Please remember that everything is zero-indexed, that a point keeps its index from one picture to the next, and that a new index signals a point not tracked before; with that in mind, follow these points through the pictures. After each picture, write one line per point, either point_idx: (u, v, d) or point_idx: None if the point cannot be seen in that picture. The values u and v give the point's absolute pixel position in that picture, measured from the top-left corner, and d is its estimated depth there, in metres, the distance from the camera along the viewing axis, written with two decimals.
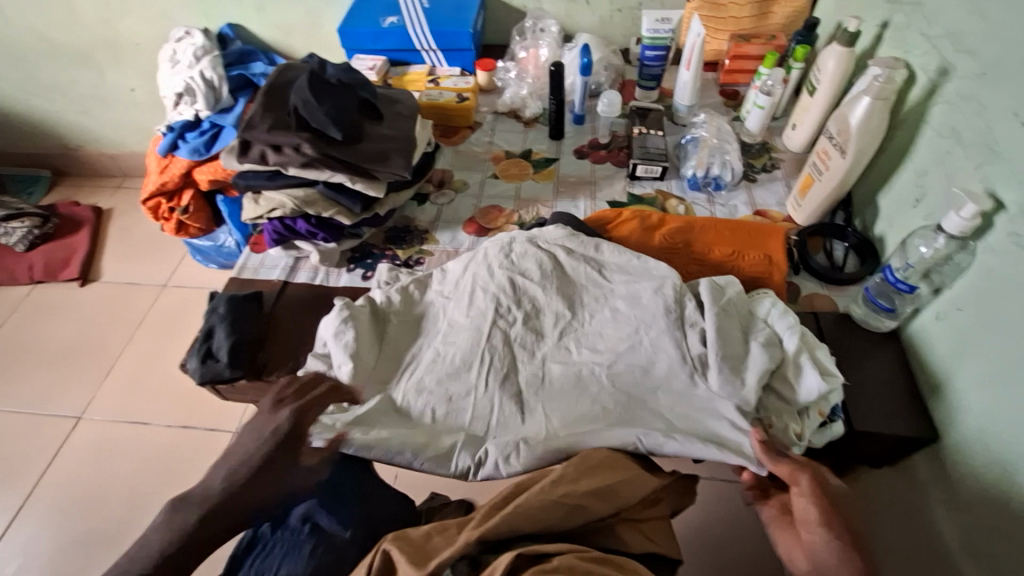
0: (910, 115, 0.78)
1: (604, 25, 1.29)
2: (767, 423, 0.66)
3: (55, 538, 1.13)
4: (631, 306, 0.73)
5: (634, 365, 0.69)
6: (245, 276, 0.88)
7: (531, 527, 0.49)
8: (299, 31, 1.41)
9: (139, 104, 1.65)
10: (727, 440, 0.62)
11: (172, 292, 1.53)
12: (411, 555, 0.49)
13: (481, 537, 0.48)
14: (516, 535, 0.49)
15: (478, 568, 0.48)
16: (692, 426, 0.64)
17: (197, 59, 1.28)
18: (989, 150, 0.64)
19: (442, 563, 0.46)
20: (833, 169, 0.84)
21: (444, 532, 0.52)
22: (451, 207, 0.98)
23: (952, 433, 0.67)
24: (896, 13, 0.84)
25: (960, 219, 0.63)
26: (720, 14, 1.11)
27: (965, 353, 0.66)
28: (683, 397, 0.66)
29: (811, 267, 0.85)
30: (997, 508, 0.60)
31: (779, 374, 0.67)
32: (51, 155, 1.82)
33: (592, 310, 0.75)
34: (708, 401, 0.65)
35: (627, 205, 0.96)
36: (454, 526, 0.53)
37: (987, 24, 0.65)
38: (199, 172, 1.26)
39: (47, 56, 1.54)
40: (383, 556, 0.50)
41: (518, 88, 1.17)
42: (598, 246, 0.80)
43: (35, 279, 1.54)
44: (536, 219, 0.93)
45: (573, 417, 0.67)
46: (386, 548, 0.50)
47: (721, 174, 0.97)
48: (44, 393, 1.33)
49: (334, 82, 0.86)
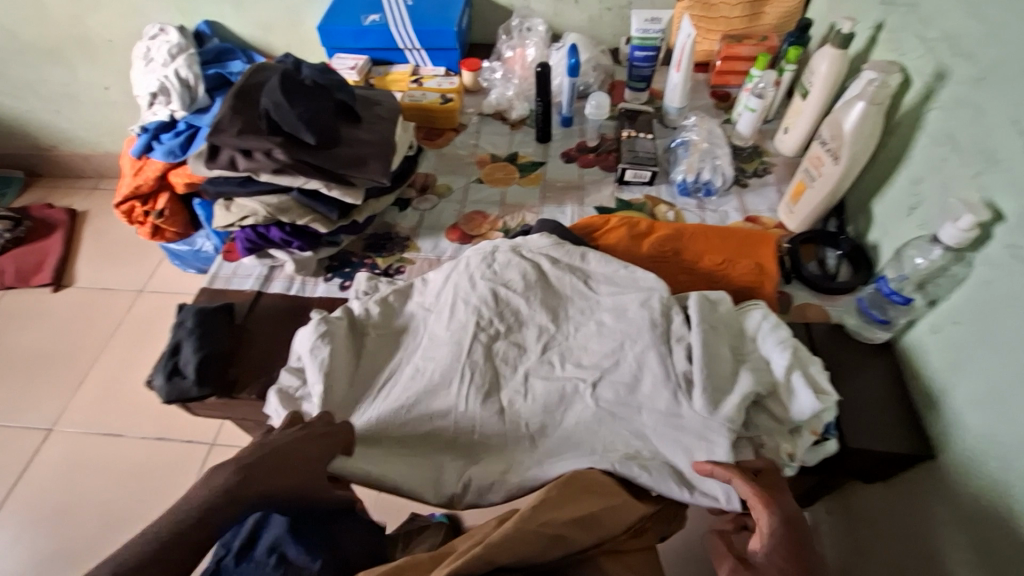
0: (905, 121, 0.76)
1: (593, 24, 1.26)
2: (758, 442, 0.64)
3: (23, 556, 1.08)
4: (617, 319, 0.71)
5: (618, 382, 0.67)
6: (217, 286, 0.84)
7: (507, 559, 0.45)
8: (280, 29, 1.36)
9: (114, 103, 1.60)
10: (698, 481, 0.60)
11: (149, 297, 1.48)
12: None
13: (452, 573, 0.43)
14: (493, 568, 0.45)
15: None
16: (670, 453, 0.62)
17: (173, 58, 1.23)
18: (986, 158, 0.62)
19: None
20: (826, 175, 0.81)
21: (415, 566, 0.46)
22: (434, 213, 0.94)
23: (948, 451, 0.65)
24: (891, 14, 0.82)
25: (957, 230, 0.61)
26: (711, 14, 1.08)
27: (962, 368, 0.64)
28: (664, 419, 0.63)
29: (803, 276, 0.83)
30: (994, 534, 0.57)
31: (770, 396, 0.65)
32: (24, 156, 1.76)
33: (577, 322, 0.72)
34: (690, 422, 0.63)
35: (615, 210, 0.93)
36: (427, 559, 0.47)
37: (985, 27, 0.63)
38: (175, 174, 1.22)
39: (16, 53, 1.48)
40: None
41: (504, 89, 1.14)
42: (585, 255, 0.77)
43: (6, 284, 1.49)
44: (521, 226, 0.90)
45: (555, 440, 0.65)
46: None
47: (712, 179, 0.94)
48: (13, 403, 1.28)
49: (309, 84, 0.83)
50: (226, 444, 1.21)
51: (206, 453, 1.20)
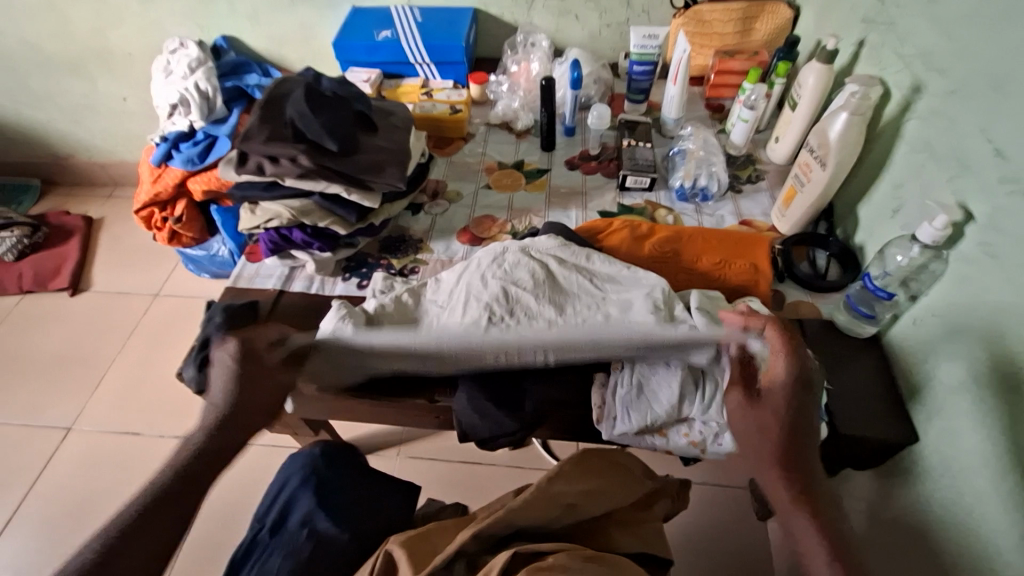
0: (886, 130, 0.82)
1: (593, 40, 1.32)
2: None
3: (43, 550, 1.11)
4: (624, 312, 0.72)
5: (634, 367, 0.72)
6: (241, 285, 0.89)
7: (524, 521, 0.50)
8: (294, 43, 1.43)
9: (131, 114, 1.66)
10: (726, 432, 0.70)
11: (164, 301, 1.53)
12: (414, 555, 0.49)
13: (477, 534, 0.48)
14: (510, 530, 0.49)
15: (475, 568, 0.48)
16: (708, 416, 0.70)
17: (192, 70, 1.29)
18: (958, 164, 0.67)
19: (443, 562, 0.47)
20: (815, 180, 0.87)
21: (442, 531, 0.52)
22: (445, 217, 0.99)
23: (930, 435, 0.69)
24: (872, 31, 0.88)
25: (933, 229, 0.66)
26: (705, 30, 1.15)
27: (942, 356, 0.69)
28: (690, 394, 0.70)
29: (796, 275, 0.88)
30: (971, 510, 0.62)
31: None
32: (42, 165, 1.81)
33: (583, 316, 0.73)
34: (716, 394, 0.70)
35: (616, 215, 0.99)
36: (452, 527, 0.54)
37: (955, 44, 0.68)
38: (193, 182, 1.27)
39: (39, 66, 1.54)
40: (385, 557, 0.50)
41: (510, 101, 1.20)
42: (589, 257, 0.81)
43: (25, 289, 1.53)
44: (528, 229, 0.95)
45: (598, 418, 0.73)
46: (388, 547, 0.50)
47: (708, 184, 1.00)
48: (33, 404, 1.32)
49: (330, 95, 0.89)
50: None
51: None
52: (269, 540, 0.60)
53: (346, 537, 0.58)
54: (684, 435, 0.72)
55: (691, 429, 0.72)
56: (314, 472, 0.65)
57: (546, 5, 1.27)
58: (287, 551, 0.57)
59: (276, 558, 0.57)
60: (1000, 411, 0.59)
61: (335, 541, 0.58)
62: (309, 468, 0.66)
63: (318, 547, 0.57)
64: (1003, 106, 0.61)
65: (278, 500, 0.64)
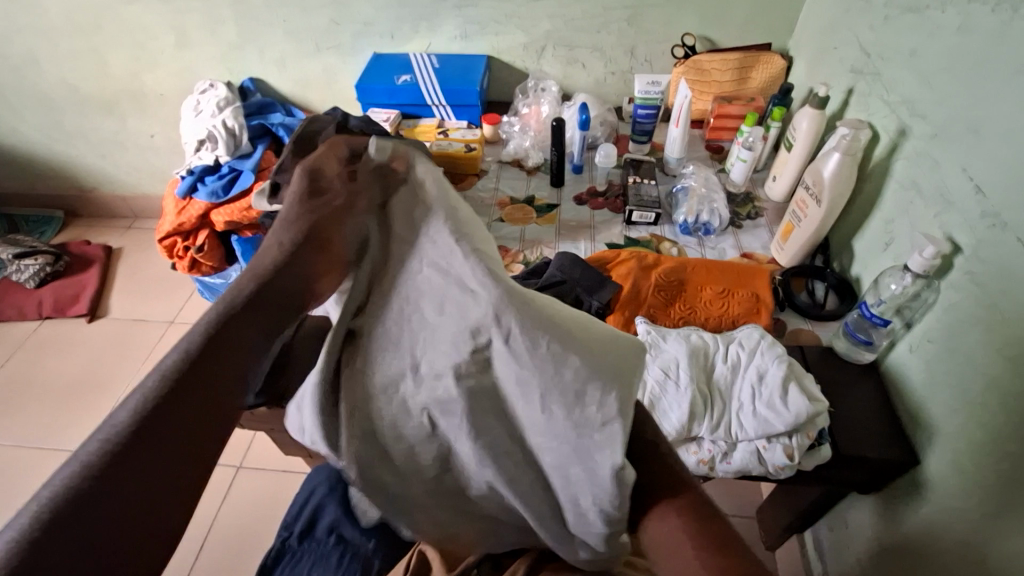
0: (876, 170, 0.88)
1: (598, 85, 1.41)
2: (793, 456, 0.68)
3: None
4: (686, 378, 0.73)
5: (447, 408, 0.51)
6: None
7: None
8: (316, 85, 1.51)
9: (157, 149, 1.74)
10: (777, 461, 0.68)
11: (180, 328, 1.60)
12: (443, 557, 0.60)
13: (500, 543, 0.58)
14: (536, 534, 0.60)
15: (498, 568, 0.59)
16: (758, 456, 0.69)
17: (221, 109, 1.37)
18: (943, 201, 0.72)
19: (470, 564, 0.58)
20: (811, 216, 0.93)
21: None
22: (605, 225, 1.09)
23: (930, 456, 0.72)
24: (860, 80, 0.95)
25: (923, 258, 0.69)
26: (704, 78, 1.23)
27: (936, 382, 0.72)
28: (738, 450, 0.70)
29: (795, 304, 0.92)
30: (986, 526, 0.64)
31: (800, 382, 0.73)
32: (67, 198, 1.89)
33: (656, 377, 0.74)
34: (758, 432, 0.69)
35: (736, 264, 0.96)
36: None
37: (936, 92, 0.75)
38: (217, 214, 1.34)
39: (74, 105, 1.63)
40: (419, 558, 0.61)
41: (521, 141, 1.27)
42: (667, 336, 0.79)
43: (44, 315, 1.61)
44: (681, 262, 0.94)
45: None
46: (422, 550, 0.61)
47: (710, 220, 1.06)
48: (49, 428, 1.37)
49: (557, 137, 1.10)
50: (251, 467, 1.26)
51: (232, 477, 1.24)
52: (299, 545, 0.68)
53: (370, 544, 0.66)
54: (692, 453, 0.71)
55: (700, 447, 0.71)
56: (340, 481, 0.71)
57: (554, 54, 1.36)
58: (316, 557, 0.67)
59: (307, 562, 0.67)
60: (990, 435, 0.63)
61: (360, 548, 0.66)
62: (335, 477, 0.72)
63: (345, 552, 0.66)
64: (982, 148, 0.66)
65: (306, 508, 0.70)
